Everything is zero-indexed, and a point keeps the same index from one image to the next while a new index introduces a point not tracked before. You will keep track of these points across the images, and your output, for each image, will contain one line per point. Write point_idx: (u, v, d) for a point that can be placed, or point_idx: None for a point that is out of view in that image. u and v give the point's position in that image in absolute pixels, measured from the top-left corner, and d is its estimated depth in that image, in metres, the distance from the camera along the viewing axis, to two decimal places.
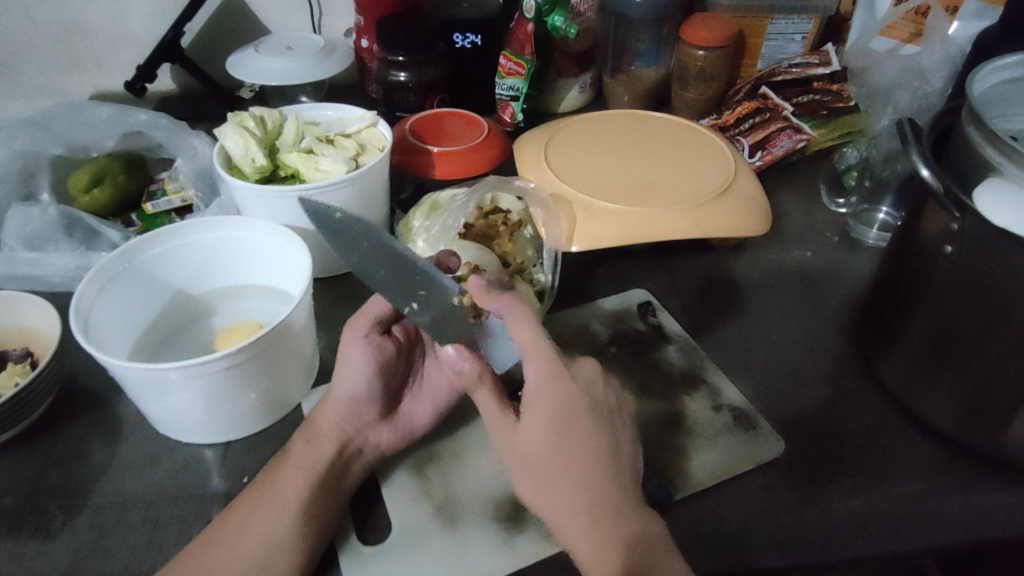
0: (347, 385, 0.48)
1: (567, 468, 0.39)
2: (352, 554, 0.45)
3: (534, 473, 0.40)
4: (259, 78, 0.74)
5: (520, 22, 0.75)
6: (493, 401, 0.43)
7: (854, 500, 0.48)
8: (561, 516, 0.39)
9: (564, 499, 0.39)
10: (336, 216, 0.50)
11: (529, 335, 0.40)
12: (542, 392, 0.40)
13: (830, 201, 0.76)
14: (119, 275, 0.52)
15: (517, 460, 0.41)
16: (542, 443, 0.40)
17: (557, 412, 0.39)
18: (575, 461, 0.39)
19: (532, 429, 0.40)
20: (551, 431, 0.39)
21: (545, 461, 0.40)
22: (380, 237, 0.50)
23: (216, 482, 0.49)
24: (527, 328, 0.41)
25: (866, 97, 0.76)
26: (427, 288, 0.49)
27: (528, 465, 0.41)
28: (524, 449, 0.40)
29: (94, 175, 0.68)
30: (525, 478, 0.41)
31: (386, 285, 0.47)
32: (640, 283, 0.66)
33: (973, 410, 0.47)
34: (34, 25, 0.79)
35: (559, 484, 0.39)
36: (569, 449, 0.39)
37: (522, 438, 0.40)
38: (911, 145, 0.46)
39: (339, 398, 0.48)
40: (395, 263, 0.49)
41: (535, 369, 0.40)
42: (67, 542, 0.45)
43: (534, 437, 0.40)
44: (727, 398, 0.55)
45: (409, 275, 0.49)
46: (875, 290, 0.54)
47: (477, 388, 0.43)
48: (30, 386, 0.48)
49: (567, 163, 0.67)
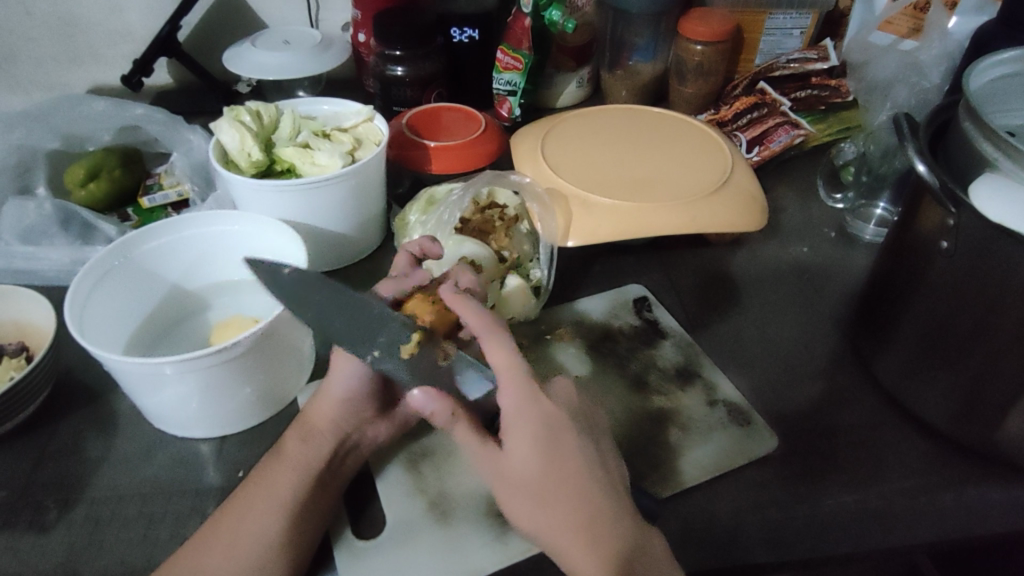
0: (344, 384, 0.47)
1: (558, 486, 0.38)
2: (346, 547, 0.45)
3: (522, 496, 0.39)
4: (254, 72, 0.73)
5: (518, 17, 0.75)
6: (473, 433, 0.40)
7: (847, 495, 0.48)
8: (559, 539, 0.38)
9: (562, 524, 0.38)
10: (283, 272, 0.49)
11: (505, 355, 0.40)
12: (525, 414, 0.39)
13: (828, 196, 0.75)
14: (116, 269, 0.52)
15: (506, 485, 0.40)
16: (531, 471, 0.39)
17: (543, 431, 0.39)
18: (570, 483, 0.39)
19: (517, 454, 0.39)
20: (540, 458, 0.39)
21: (538, 484, 0.39)
22: (332, 287, 0.49)
23: (211, 476, 0.49)
24: (502, 351, 0.40)
25: (866, 91, 0.78)
26: (386, 330, 0.47)
27: (513, 488, 0.40)
28: (514, 477, 0.39)
29: (90, 169, 0.68)
30: (519, 505, 0.40)
31: (341, 337, 0.46)
32: (636, 279, 0.66)
33: (968, 405, 0.47)
34: (30, 18, 0.79)
35: (554, 508, 0.38)
36: (560, 465, 0.39)
37: (511, 464, 0.39)
38: (907, 139, 0.46)
39: (333, 396, 0.47)
40: (349, 310, 0.48)
41: (513, 390, 0.39)
42: (62, 535, 0.45)
43: (522, 461, 0.39)
44: (722, 393, 0.55)
45: (366, 320, 0.47)
46: (870, 286, 0.54)
47: (456, 422, 0.40)
48: (24, 380, 0.48)
49: (563, 158, 0.67)
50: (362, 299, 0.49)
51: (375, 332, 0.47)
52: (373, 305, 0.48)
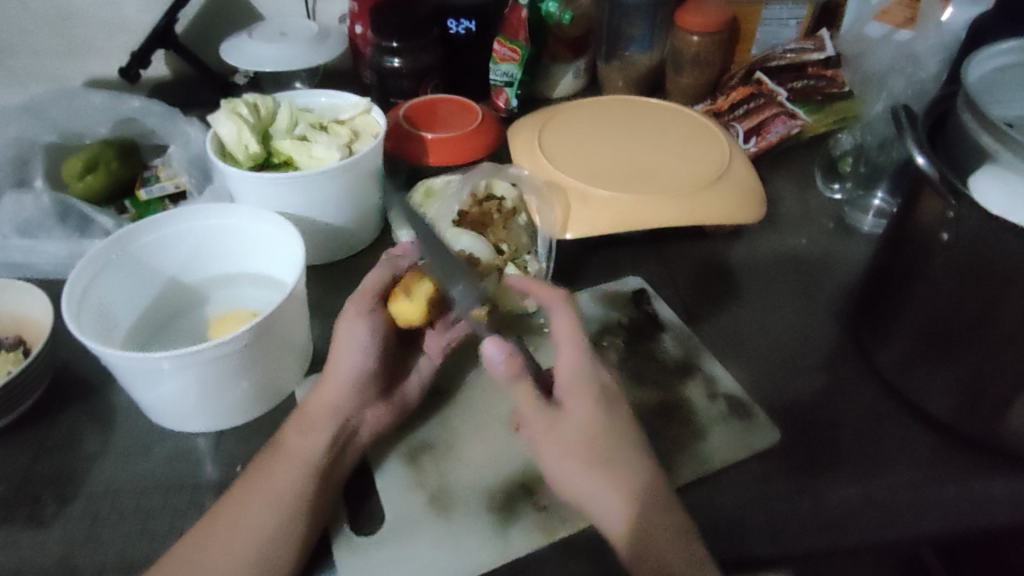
0: (351, 366, 0.47)
1: (610, 442, 0.42)
2: (345, 542, 0.45)
3: (575, 453, 0.42)
4: (252, 64, 0.73)
5: (515, 8, 0.75)
6: (530, 396, 0.43)
7: (849, 488, 0.48)
8: (600, 492, 0.42)
9: (611, 484, 0.42)
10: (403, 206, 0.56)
11: (570, 326, 0.45)
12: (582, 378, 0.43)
13: (826, 186, 0.75)
14: (112, 263, 0.52)
15: (559, 443, 0.43)
16: (588, 432, 0.42)
17: (602, 391, 0.43)
18: (620, 441, 0.43)
19: (576, 411, 0.42)
20: (596, 419, 0.42)
21: (592, 439, 0.42)
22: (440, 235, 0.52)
23: (210, 471, 0.49)
24: (569, 320, 0.45)
25: (861, 83, 0.78)
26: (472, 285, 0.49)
27: (566, 446, 0.42)
28: (570, 440, 0.42)
29: (88, 162, 0.68)
30: (568, 462, 0.43)
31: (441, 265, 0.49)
32: (635, 270, 0.66)
33: (970, 398, 0.47)
34: (27, 10, 0.79)
35: (606, 468, 0.42)
36: (613, 423, 0.43)
37: (568, 421, 0.42)
38: (906, 130, 0.46)
39: (344, 378, 0.47)
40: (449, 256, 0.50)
41: (580, 354, 0.44)
42: (61, 530, 0.45)
43: (580, 419, 0.42)
44: (722, 386, 0.55)
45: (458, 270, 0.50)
46: (872, 275, 0.54)
47: (516, 382, 0.43)
48: (23, 374, 0.48)
49: (561, 150, 0.66)
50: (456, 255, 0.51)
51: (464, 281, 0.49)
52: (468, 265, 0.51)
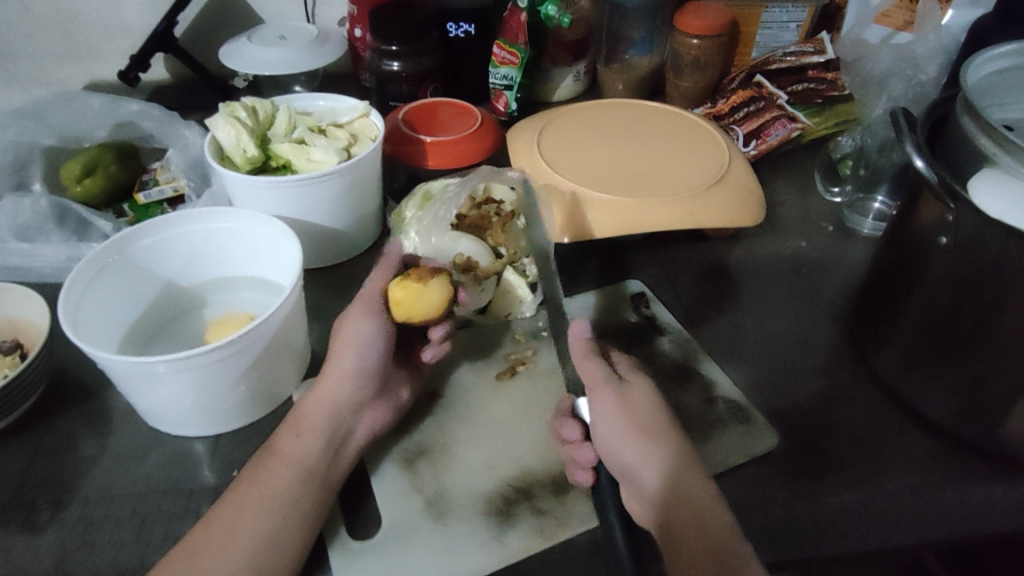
0: (352, 366, 0.48)
1: (667, 427, 0.46)
2: (340, 548, 0.45)
3: (635, 425, 0.45)
4: (251, 68, 0.73)
5: (514, 11, 0.75)
6: (599, 370, 0.48)
7: (847, 493, 0.48)
8: (654, 463, 0.43)
9: (665, 454, 0.44)
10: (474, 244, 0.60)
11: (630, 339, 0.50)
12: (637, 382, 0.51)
13: (825, 190, 0.75)
14: (109, 266, 0.52)
15: (624, 415, 0.46)
16: (651, 409, 0.46)
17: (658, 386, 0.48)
18: (673, 424, 0.46)
19: (641, 392, 0.47)
20: (658, 401, 0.47)
21: (653, 419, 0.46)
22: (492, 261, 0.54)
23: (206, 475, 0.49)
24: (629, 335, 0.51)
25: (861, 86, 0.77)
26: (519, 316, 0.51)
27: (631, 419, 0.46)
28: (635, 411, 0.46)
29: (87, 165, 0.68)
30: (629, 433, 0.45)
31: None
32: (634, 273, 0.66)
33: (969, 401, 0.47)
34: (27, 14, 0.79)
35: (662, 442, 0.44)
36: (668, 412, 0.47)
37: (632, 397, 0.47)
38: (905, 135, 0.46)
39: (344, 371, 0.48)
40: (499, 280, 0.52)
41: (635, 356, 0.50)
42: (54, 536, 0.45)
43: (642, 397, 0.47)
44: (721, 390, 0.54)
45: None
46: (871, 278, 0.53)
47: (587, 359, 0.49)
48: (18, 379, 0.48)
49: (560, 153, 0.66)
50: None
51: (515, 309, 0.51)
52: None
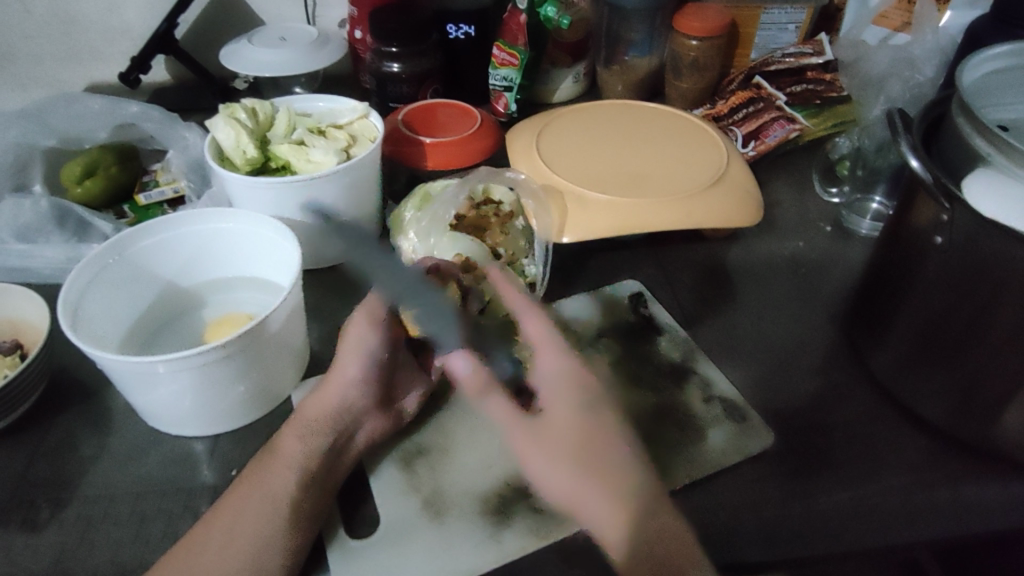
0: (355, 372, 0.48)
1: (597, 447, 0.40)
2: (339, 547, 0.45)
3: (557, 456, 0.41)
4: (251, 69, 0.74)
5: (513, 13, 0.76)
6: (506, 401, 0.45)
7: (841, 493, 0.48)
8: (588, 495, 0.40)
9: (598, 477, 0.39)
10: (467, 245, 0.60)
11: (537, 328, 0.45)
12: (562, 376, 0.43)
13: (823, 190, 0.75)
14: (109, 267, 0.52)
15: (542, 446, 0.41)
16: (567, 434, 0.40)
17: (580, 392, 0.42)
18: (603, 436, 0.41)
19: (557, 415, 0.41)
20: (573, 416, 0.41)
21: (577, 442, 0.40)
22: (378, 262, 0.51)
23: (205, 475, 0.49)
24: (534, 320, 0.45)
25: (859, 87, 0.77)
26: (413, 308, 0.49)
27: (549, 450, 0.41)
28: (550, 443, 0.41)
29: (87, 166, 0.68)
30: (552, 467, 0.41)
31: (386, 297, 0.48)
32: (632, 274, 0.66)
33: (964, 401, 0.47)
34: (29, 17, 0.79)
35: (590, 465, 0.39)
36: (595, 425, 0.41)
37: (547, 425, 0.41)
38: (901, 135, 0.46)
39: (346, 379, 0.48)
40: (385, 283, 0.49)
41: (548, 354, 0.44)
42: (54, 535, 0.45)
43: (562, 422, 0.41)
44: (717, 389, 0.55)
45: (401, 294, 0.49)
46: (868, 279, 0.53)
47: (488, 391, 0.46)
48: (19, 378, 0.49)
49: (559, 154, 0.66)
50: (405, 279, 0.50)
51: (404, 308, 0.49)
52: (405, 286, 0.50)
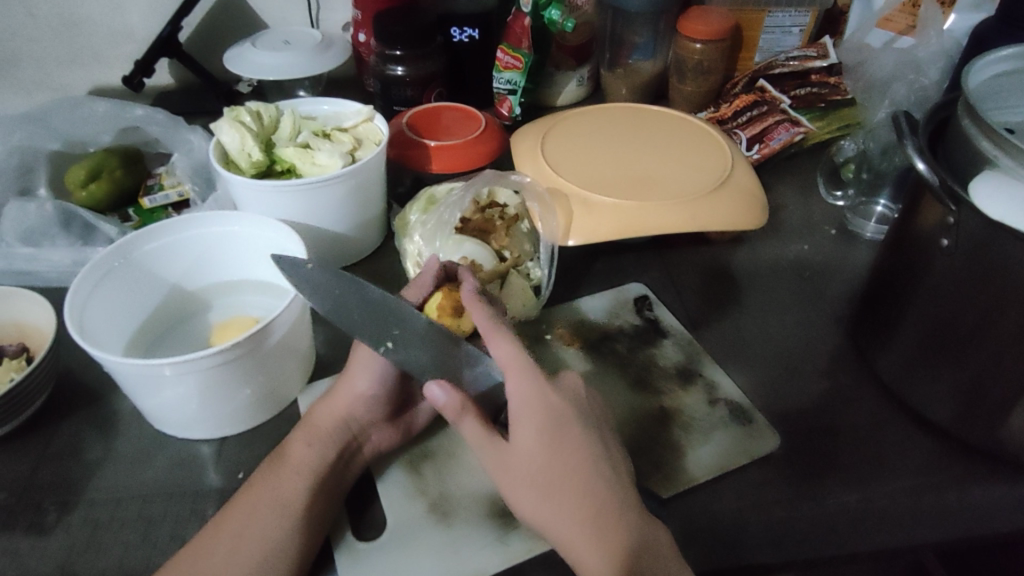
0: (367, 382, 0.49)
1: (565, 477, 0.40)
2: (347, 549, 0.45)
3: (528, 487, 0.41)
4: (254, 72, 0.73)
5: (518, 15, 0.75)
6: (480, 428, 0.42)
7: (849, 495, 0.48)
8: (562, 528, 0.40)
9: (570, 508, 0.40)
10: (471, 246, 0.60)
11: (508, 352, 0.42)
12: (526, 402, 0.41)
13: (828, 193, 0.76)
14: (115, 270, 0.52)
15: (509, 476, 0.41)
16: (534, 461, 0.40)
17: (547, 421, 0.41)
18: (574, 462, 0.40)
19: (523, 445, 0.41)
20: (540, 444, 0.40)
21: (543, 474, 0.40)
22: (357, 285, 0.50)
23: (212, 478, 0.49)
24: (506, 345, 0.42)
25: (864, 91, 0.77)
26: (400, 325, 0.49)
27: (518, 479, 0.41)
28: (517, 472, 0.41)
29: (91, 170, 0.68)
30: (522, 496, 0.41)
31: (360, 326, 0.47)
32: (637, 277, 0.66)
33: (969, 403, 0.47)
34: (32, 20, 0.79)
35: (559, 495, 0.40)
36: (563, 453, 0.41)
37: (514, 454, 0.41)
38: (907, 137, 0.46)
39: (358, 393, 0.48)
40: (365, 305, 0.49)
41: (517, 381, 0.41)
42: (61, 538, 0.45)
43: (527, 452, 0.41)
44: (723, 391, 0.55)
45: (382, 315, 0.49)
46: (874, 281, 0.54)
47: (464, 417, 0.42)
48: (26, 381, 0.49)
49: (564, 156, 0.67)
50: (385, 298, 0.50)
51: (391, 325, 0.49)
52: (387, 299, 0.50)
